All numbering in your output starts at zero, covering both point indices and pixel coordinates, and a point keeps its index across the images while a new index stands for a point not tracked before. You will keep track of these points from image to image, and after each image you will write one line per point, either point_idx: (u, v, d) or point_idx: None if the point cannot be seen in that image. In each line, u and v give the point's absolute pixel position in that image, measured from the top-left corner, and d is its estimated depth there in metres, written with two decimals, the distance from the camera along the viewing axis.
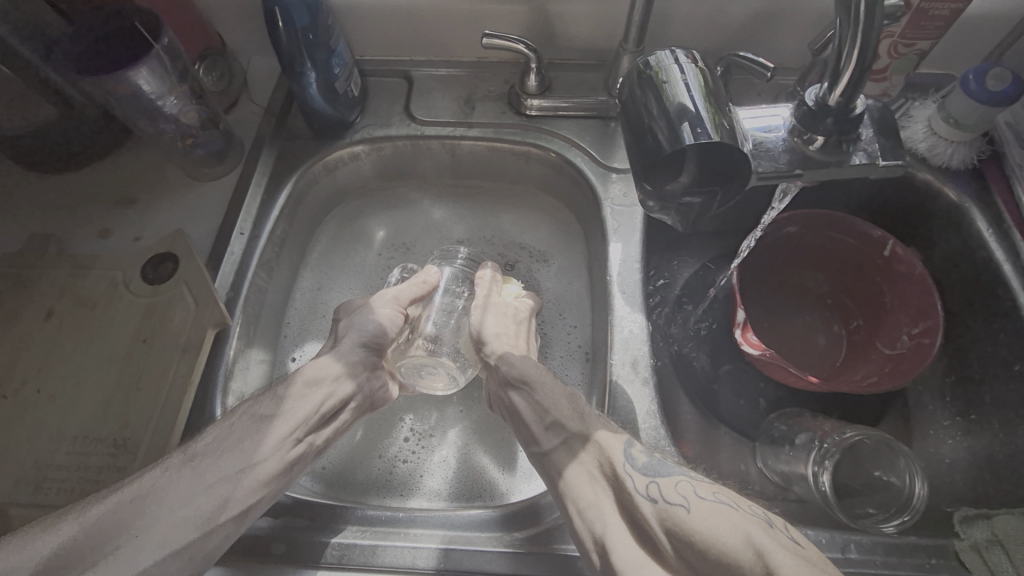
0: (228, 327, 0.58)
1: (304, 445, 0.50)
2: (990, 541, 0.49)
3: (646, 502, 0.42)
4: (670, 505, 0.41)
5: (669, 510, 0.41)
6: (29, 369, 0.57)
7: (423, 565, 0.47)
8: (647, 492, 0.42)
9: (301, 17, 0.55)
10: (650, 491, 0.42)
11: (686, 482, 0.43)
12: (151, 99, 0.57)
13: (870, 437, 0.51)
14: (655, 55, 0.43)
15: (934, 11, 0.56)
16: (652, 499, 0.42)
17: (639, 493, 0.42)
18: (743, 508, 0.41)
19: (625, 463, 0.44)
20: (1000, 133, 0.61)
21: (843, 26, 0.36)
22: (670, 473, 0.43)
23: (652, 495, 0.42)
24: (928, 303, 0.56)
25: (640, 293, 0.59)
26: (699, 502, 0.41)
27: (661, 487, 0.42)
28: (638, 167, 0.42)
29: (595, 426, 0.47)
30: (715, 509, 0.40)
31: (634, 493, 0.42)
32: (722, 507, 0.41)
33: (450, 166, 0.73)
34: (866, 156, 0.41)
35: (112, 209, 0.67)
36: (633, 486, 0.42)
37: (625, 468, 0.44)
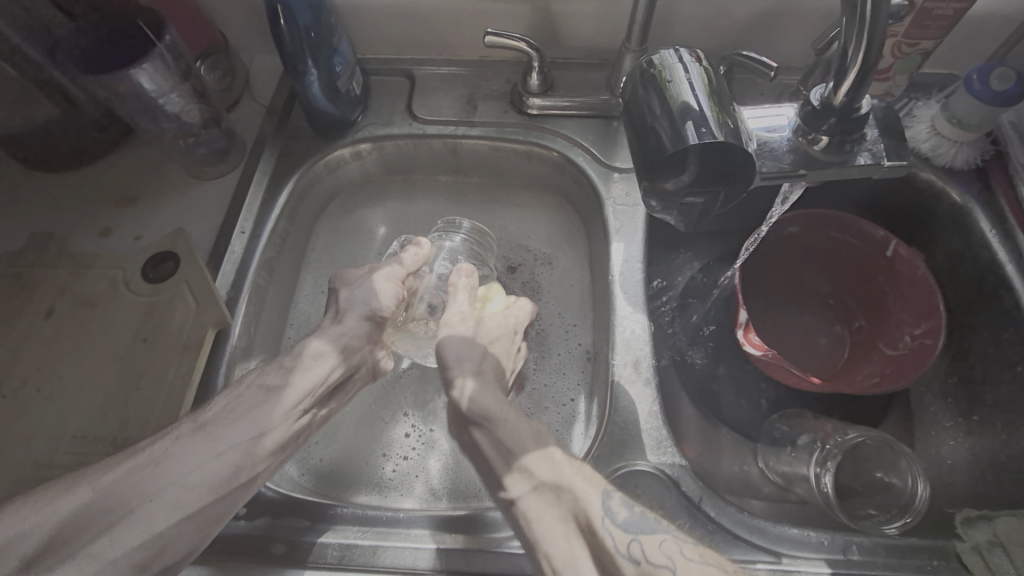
0: (229, 326, 0.58)
1: (310, 415, 0.49)
2: (991, 542, 0.49)
3: (628, 562, 0.40)
4: (654, 568, 0.40)
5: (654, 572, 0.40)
6: (29, 368, 0.57)
7: (424, 565, 0.48)
8: (629, 551, 0.40)
9: (304, 15, 0.55)
10: (632, 551, 0.40)
11: (671, 540, 0.42)
12: (152, 97, 0.57)
13: (873, 438, 0.51)
14: (658, 54, 0.43)
15: (939, 11, 0.56)
16: (635, 560, 0.40)
17: (620, 553, 0.40)
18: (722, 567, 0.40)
19: (605, 518, 0.41)
20: (1004, 133, 0.61)
21: (848, 26, 0.36)
22: (653, 531, 0.42)
23: (634, 555, 0.40)
24: (930, 304, 0.56)
25: (642, 293, 0.59)
26: (686, 563, 0.40)
27: (645, 546, 0.41)
28: (641, 167, 0.42)
29: (569, 463, 0.44)
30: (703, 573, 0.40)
31: (615, 554, 0.40)
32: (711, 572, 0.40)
33: (452, 164, 0.73)
34: (870, 157, 0.41)
35: (112, 208, 0.66)
36: (613, 545, 0.40)
37: (603, 520, 0.41)
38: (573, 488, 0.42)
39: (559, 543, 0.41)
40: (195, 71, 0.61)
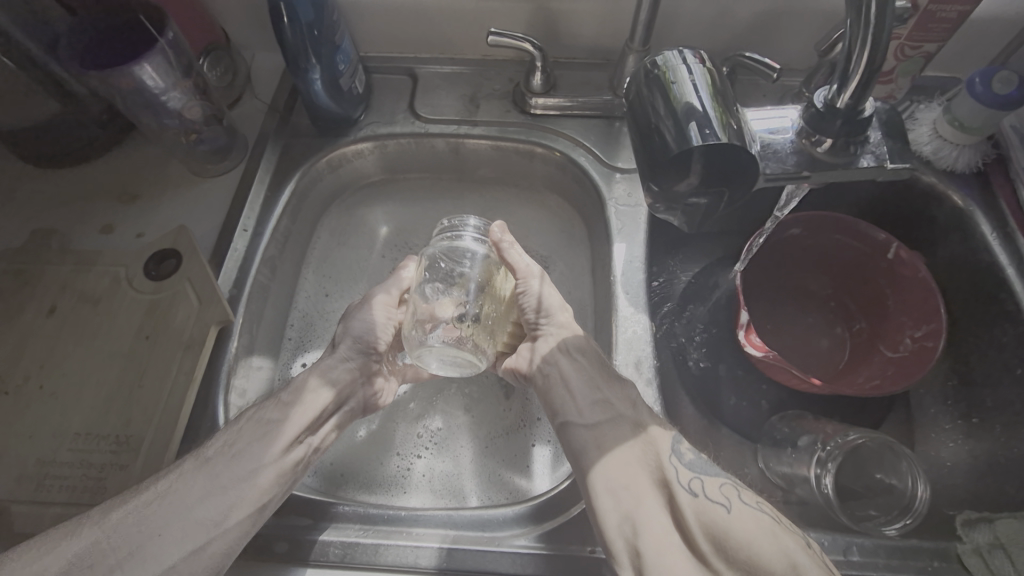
0: (231, 324, 0.57)
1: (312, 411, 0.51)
2: (992, 544, 0.49)
3: (687, 495, 0.44)
4: (710, 503, 0.43)
5: (712, 508, 0.43)
6: (31, 365, 0.56)
7: (425, 563, 0.47)
8: (688, 485, 0.45)
9: (306, 12, 0.55)
10: (692, 486, 0.45)
11: (732, 486, 0.45)
12: (155, 94, 0.57)
13: (872, 439, 0.51)
14: (662, 55, 0.43)
15: (941, 13, 0.56)
16: (694, 494, 0.44)
17: (680, 485, 0.45)
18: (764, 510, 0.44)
19: (672, 456, 0.46)
20: (1005, 136, 0.61)
21: (852, 29, 0.35)
22: (715, 474, 0.46)
23: (693, 490, 0.44)
24: (931, 306, 0.56)
25: (644, 294, 0.59)
26: (741, 506, 0.43)
27: (705, 485, 0.45)
28: (646, 167, 0.42)
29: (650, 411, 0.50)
30: (756, 518, 0.42)
31: (675, 485, 0.45)
32: (767, 521, 0.42)
33: (454, 163, 0.73)
34: (873, 159, 0.41)
35: (114, 205, 0.66)
36: (676, 476, 0.45)
37: (670, 455, 0.46)
38: (646, 426, 0.48)
39: (626, 472, 0.45)
40: (197, 68, 0.60)
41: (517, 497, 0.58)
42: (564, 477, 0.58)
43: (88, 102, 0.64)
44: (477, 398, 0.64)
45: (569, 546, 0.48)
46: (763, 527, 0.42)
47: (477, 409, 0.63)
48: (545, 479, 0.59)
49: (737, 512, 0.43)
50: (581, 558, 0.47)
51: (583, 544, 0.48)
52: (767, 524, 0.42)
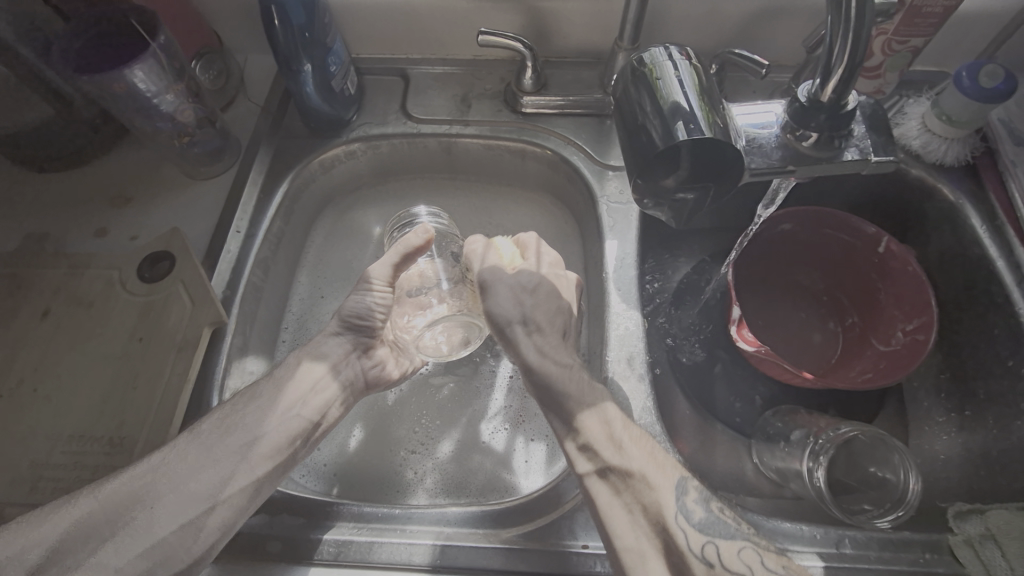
0: (225, 325, 0.58)
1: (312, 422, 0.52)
2: (982, 535, 0.48)
3: (701, 564, 0.43)
4: (728, 573, 0.43)
5: None
6: (26, 368, 0.57)
7: (419, 560, 0.48)
8: (703, 553, 0.44)
9: (298, 15, 0.55)
10: (706, 554, 0.44)
11: (750, 548, 0.44)
12: (147, 98, 0.57)
13: (864, 433, 0.52)
14: (649, 52, 0.43)
15: (927, 8, 0.56)
16: (710, 564, 0.43)
17: (693, 554, 0.44)
18: (773, 571, 0.43)
19: (680, 516, 0.44)
20: (993, 130, 0.61)
21: (833, 25, 0.36)
22: (730, 537, 0.45)
23: (708, 559, 0.43)
24: (922, 299, 0.56)
25: (636, 289, 0.59)
26: (763, 574, 0.43)
27: (720, 550, 0.44)
28: (632, 164, 0.42)
29: (643, 453, 0.47)
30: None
31: (688, 555, 0.44)
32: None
33: (447, 162, 0.73)
34: (857, 152, 0.41)
35: (108, 208, 0.67)
36: (688, 544, 0.44)
37: (680, 519, 0.44)
38: (649, 479, 0.46)
39: (636, 546, 0.44)
40: (190, 71, 0.61)
41: (514, 494, 0.58)
42: (558, 473, 0.58)
43: (81, 106, 0.65)
44: (473, 397, 0.64)
45: (556, 542, 0.48)
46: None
47: (471, 408, 0.63)
48: (538, 476, 0.59)
49: None
50: (573, 553, 0.47)
51: (578, 541, 0.48)
52: None
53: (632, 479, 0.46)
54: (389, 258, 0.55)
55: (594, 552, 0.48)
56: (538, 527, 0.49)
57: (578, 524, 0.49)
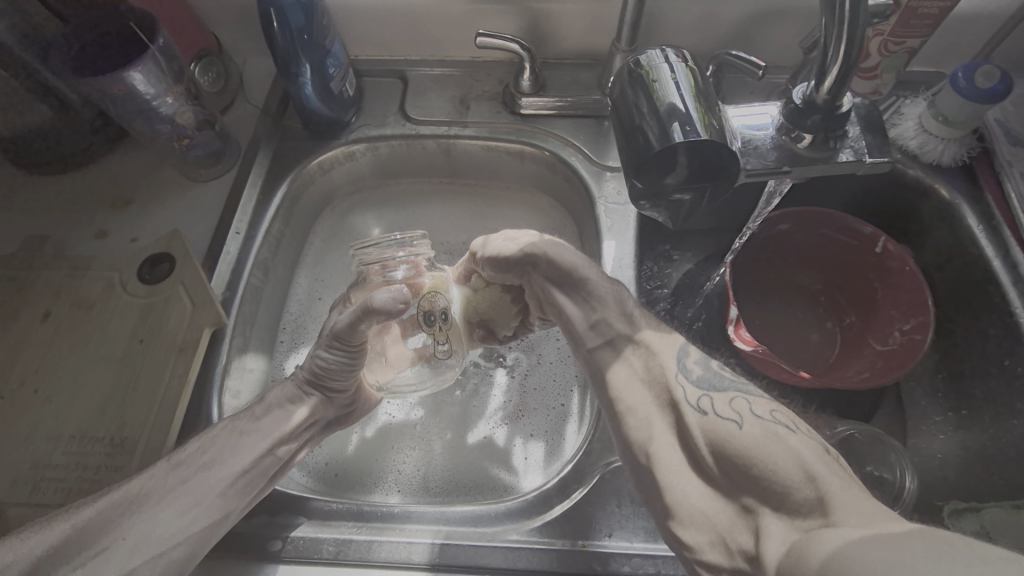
0: (225, 326, 0.58)
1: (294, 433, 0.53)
2: (977, 532, 0.49)
3: (694, 411, 0.41)
4: (720, 420, 0.39)
5: (720, 423, 0.39)
6: (27, 370, 0.57)
7: (418, 560, 0.48)
8: (697, 403, 0.41)
9: (297, 17, 0.55)
10: (701, 403, 0.41)
11: (742, 398, 0.41)
12: (147, 100, 0.58)
13: (860, 432, 0.55)
14: (645, 55, 0.44)
15: (923, 10, 0.56)
16: (702, 412, 0.40)
17: (687, 403, 0.41)
18: (767, 418, 0.39)
19: (680, 373, 0.43)
20: (990, 130, 0.62)
21: (828, 27, 0.36)
22: (725, 390, 0.42)
23: (701, 407, 0.41)
24: (918, 298, 0.57)
25: (634, 289, 0.59)
26: (754, 418, 0.39)
27: (715, 401, 0.41)
28: (629, 165, 0.42)
29: (654, 330, 0.47)
30: (767, 428, 0.37)
31: (682, 404, 0.42)
32: (779, 431, 0.37)
33: (446, 163, 0.73)
34: (852, 153, 0.42)
35: (108, 210, 0.67)
36: (683, 395, 0.42)
37: (676, 374, 0.43)
38: (648, 346, 0.46)
39: (637, 404, 0.44)
40: (190, 73, 0.61)
41: (512, 493, 0.58)
42: (557, 473, 0.58)
43: (82, 109, 0.65)
44: (472, 398, 0.64)
45: (555, 541, 0.48)
46: (772, 440, 0.37)
47: (469, 409, 0.64)
48: (537, 476, 0.59)
49: (748, 424, 0.38)
50: (572, 552, 0.48)
51: (576, 540, 0.48)
52: (774, 436, 0.37)
53: (639, 347, 0.46)
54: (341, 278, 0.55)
55: (592, 551, 0.48)
56: (538, 526, 0.49)
57: (579, 524, 0.49)
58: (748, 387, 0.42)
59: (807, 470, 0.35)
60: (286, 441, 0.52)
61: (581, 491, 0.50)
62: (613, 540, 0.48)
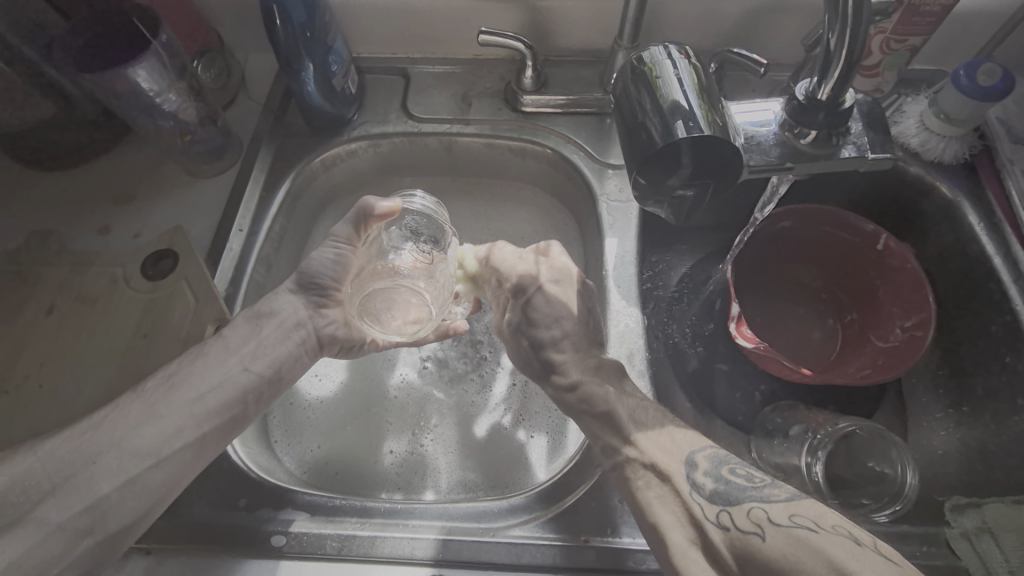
0: (227, 322, 0.58)
1: None
2: (979, 528, 0.49)
3: (717, 529, 0.40)
4: (744, 534, 0.39)
5: (744, 537, 0.39)
6: (30, 365, 0.57)
7: (422, 555, 0.48)
8: (716, 519, 0.40)
9: (299, 14, 0.56)
10: (721, 519, 0.40)
11: (760, 507, 0.40)
12: (150, 96, 0.58)
13: (861, 427, 0.53)
14: (648, 51, 0.44)
15: (925, 7, 0.56)
16: (724, 528, 0.40)
17: (707, 521, 0.41)
18: (789, 525, 0.38)
19: (692, 490, 0.42)
20: (991, 128, 0.62)
21: (831, 23, 0.36)
22: (741, 499, 0.41)
23: (721, 523, 0.40)
24: (920, 296, 0.57)
25: (636, 286, 0.60)
26: (775, 528, 0.38)
27: (734, 515, 0.40)
28: (632, 161, 0.42)
29: (654, 436, 0.46)
30: (790, 537, 0.37)
31: (703, 522, 0.41)
32: (802, 536, 0.37)
33: (447, 161, 0.73)
34: (855, 149, 0.42)
35: (111, 206, 0.67)
36: (702, 513, 0.41)
37: (689, 491, 0.42)
38: (657, 461, 0.44)
39: (662, 522, 0.42)
40: (192, 70, 0.61)
41: (515, 489, 0.58)
42: (558, 470, 0.58)
43: (84, 104, 0.65)
44: (472, 396, 0.64)
45: (559, 536, 0.48)
46: (797, 546, 0.36)
47: (470, 406, 0.64)
48: (538, 473, 0.59)
49: (771, 536, 0.38)
50: (575, 548, 0.48)
51: (579, 536, 0.48)
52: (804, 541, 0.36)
53: (654, 468, 0.44)
54: (348, 218, 0.55)
55: (595, 546, 0.48)
56: (541, 521, 0.49)
57: (582, 519, 0.49)
58: (766, 491, 0.41)
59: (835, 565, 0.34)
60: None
61: (584, 487, 0.51)
62: (616, 536, 0.48)
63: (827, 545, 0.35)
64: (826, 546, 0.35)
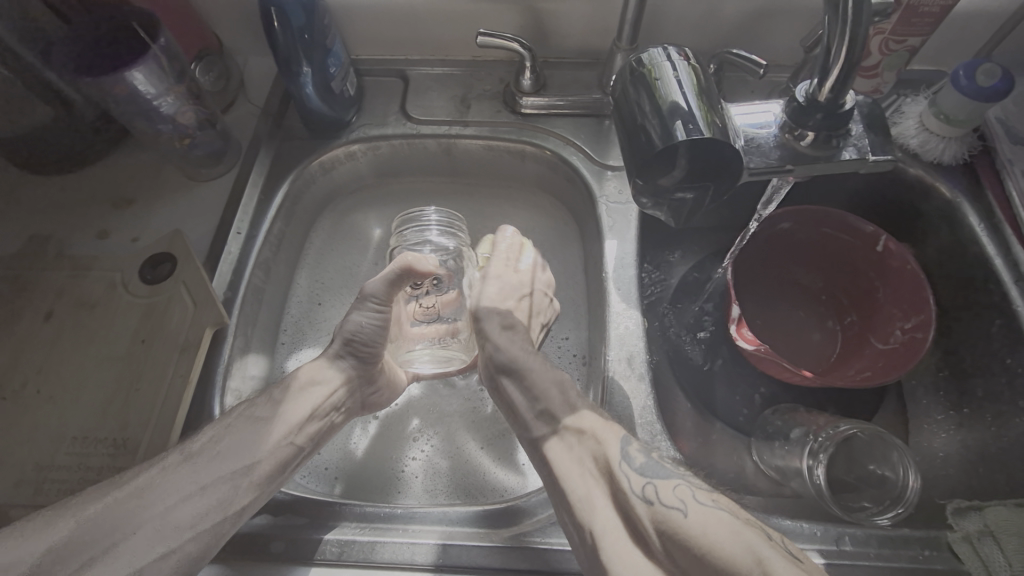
0: (226, 326, 0.58)
1: None
2: (982, 531, 0.48)
3: (641, 502, 0.41)
4: (665, 509, 0.40)
5: (665, 513, 0.39)
6: (29, 370, 0.57)
7: (421, 560, 0.48)
8: (642, 492, 0.41)
9: (298, 17, 0.55)
10: (646, 492, 0.41)
11: (685, 484, 0.41)
12: (148, 100, 0.58)
13: (863, 430, 0.53)
14: (648, 52, 0.43)
15: (925, 8, 0.56)
16: (648, 501, 0.40)
17: (633, 493, 0.41)
18: (708, 503, 0.39)
19: (623, 461, 0.43)
20: (991, 128, 0.62)
21: (830, 26, 0.36)
22: (667, 475, 0.42)
23: (647, 497, 0.41)
24: (920, 297, 0.56)
25: (636, 289, 0.59)
26: (698, 506, 0.39)
27: (659, 489, 0.41)
28: (631, 163, 0.42)
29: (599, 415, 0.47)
30: (713, 515, 0.38)
31: (629, 494, 0.41)
32: (721, 515, 0.38)
33: (447, 163, 0.73)
34: (855, 151, 0.42)
35: (109, 211, 0.67)
36: (629, 486, 0.42)
37: (620, 462, 0.43)
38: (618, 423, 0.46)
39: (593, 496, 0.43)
40: (191, 74, 0.61)
41: (515, 493, 0.58)
42: None
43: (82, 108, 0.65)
44: (473, 399, 0.64)
45: (562, 541, 0.48)
46: (721, 526, 0.37)
47: (471, 409, 0.64)
48: (539, 476, 0.59)
49: (694, 511, 0.39)
50: None
51: None
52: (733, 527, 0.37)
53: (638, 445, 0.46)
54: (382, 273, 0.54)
55: None
56: (543, 525, 0.49)
57: None
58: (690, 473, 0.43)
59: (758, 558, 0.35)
60: None
61: None
62: None
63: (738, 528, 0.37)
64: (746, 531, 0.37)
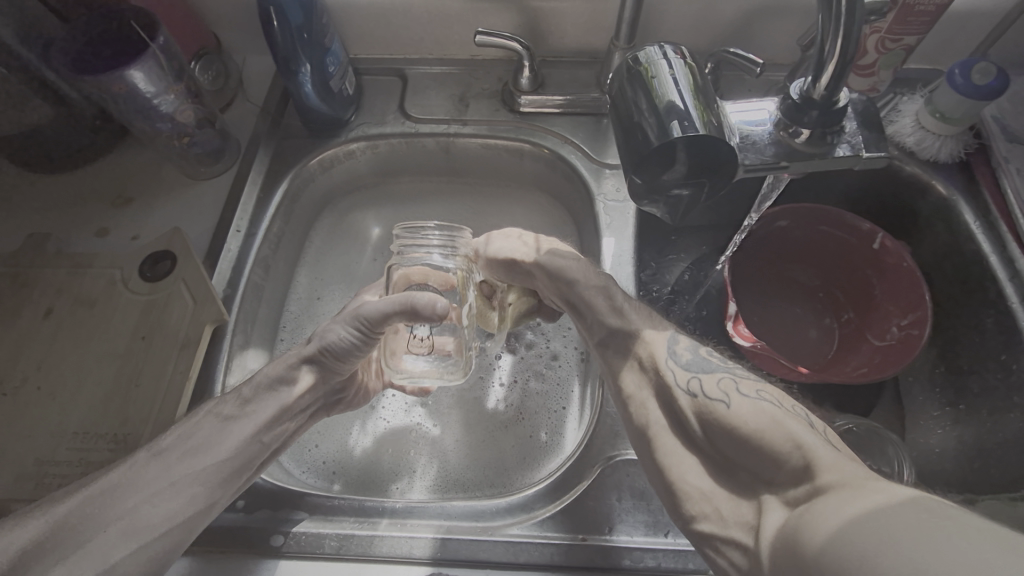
0: (226, 323, 0.58)
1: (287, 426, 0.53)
2: None
3: (686, 394, 0.41)
4: (709, 400, 0.39)
5: (709, 403, 0.39)
6: (29, 367, 0.57)
7: (420, 554, 0.48)
8: (688, 385, 0.41)
9: (297, 16, 0.56)
10: (691, 386, 0.41)
11: (729, 378, 0.41)
12: (148, 98, 0.58)
13: (858, 425, 0.55)
14: (644, 51, 0.44)
15: (920, 7, 0.57)
16: (693, 394, 0.40)
17: (679, 386, 0.41)
18: (753, 395, 0.38)
19: (669, 358, 0.44)
20: (987, 126, 0.62)
21: (824, 24, 0.36)
22: (712, 370, 0.41)
23: (692, 390, 0.40)
24: (916, 294, 0.57)
25: (634, 286, 0.60)
26: (742, 397, 0.38)
27: (703, 382, 0.41)
28: (628, 161, 0.42)
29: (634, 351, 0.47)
30: (757, 407, 0.37)
31: (674, 388, 0.41)
32: (764, 407, 0.37)
33: (445, 162, 0.73)
34: (849, 148, 0.42)
35: (109, 209, 0.67)
36: (674, 379, 0.42)
37: (666, 359, 0.44)
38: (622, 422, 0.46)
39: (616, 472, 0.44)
40: (190, 71, 0.61)
41: (511, 488, 0.58)
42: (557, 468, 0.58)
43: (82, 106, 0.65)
44: (472, 395, 0.65)
45: (559, 535, 0.48)
46: (769, 421, 0.36)
47: (469, 404, 0.64)
48: (537, 471, 0.59)
49: (737, 403, 0.38)
50: (574, 546, 0.48)
51: (578, 534, 0.49)
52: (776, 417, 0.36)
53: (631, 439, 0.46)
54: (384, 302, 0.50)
55: (594, 544, 0.48)
56: (541, 520, 0.49)
57: (581, 518, 0.49)
58: (736, 369, 0.42)
59: (801, 442, 0.34)
60: (292, 431, 0.53)
61: (584, 484, 0.51)
62: (613, 535, 0.49)
63: (779, 415, 0.36)
64: (792, 419, 0.36)
